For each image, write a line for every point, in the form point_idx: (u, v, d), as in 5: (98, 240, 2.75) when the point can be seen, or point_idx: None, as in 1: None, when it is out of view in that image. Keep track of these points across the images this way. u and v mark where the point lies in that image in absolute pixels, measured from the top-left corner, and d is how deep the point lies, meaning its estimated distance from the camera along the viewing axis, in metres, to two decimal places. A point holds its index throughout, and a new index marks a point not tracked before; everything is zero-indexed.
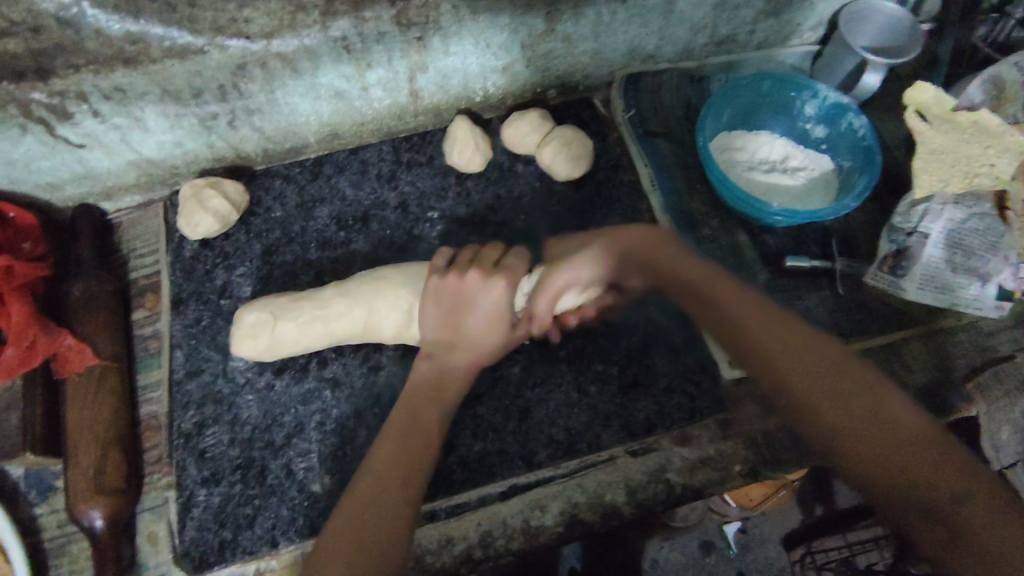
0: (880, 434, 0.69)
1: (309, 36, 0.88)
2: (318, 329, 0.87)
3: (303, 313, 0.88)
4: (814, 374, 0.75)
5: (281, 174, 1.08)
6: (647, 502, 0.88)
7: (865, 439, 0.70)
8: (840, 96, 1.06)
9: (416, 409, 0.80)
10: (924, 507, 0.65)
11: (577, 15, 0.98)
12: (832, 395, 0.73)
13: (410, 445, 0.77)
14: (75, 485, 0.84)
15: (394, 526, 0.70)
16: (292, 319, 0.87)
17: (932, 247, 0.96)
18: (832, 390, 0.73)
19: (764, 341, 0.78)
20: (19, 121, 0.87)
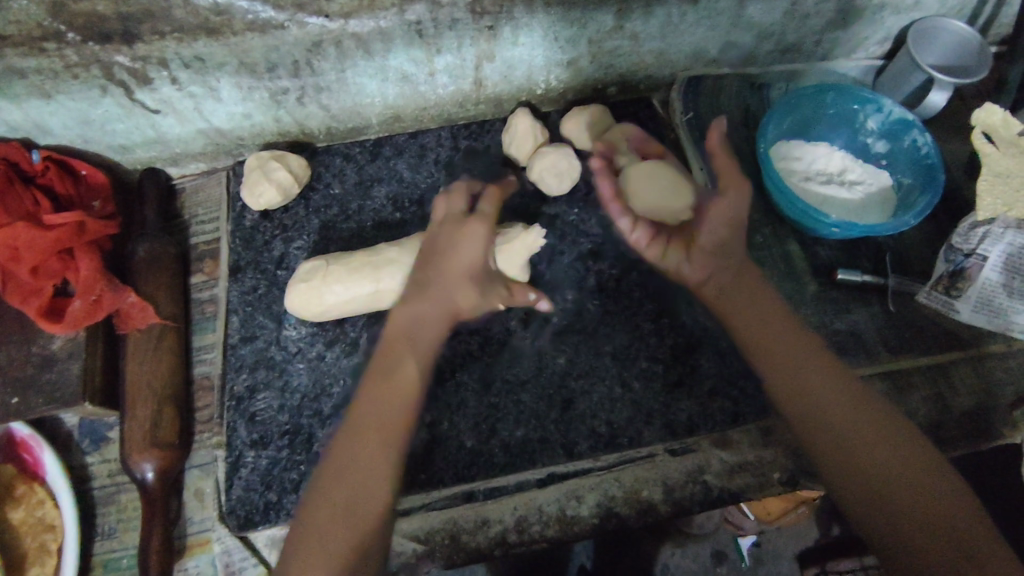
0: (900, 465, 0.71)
1: (385, 18, 0.90)
2: (367, 275, 0.90)
3: (358, 276, 0.90)
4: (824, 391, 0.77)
5: (342, 152, 1.10)
6: (684, 501, 0.90)
7: (888, 463, 0.71)
8: (906, 112, 1.05)
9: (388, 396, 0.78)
10: (921, 528, 0.66)
11: (647, 14, 0.99)
12: (858, 424, 0.74)
13: (382, 429, 0.76)
14: (131, 436, 0.88)
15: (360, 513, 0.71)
16: (349, 287, 0.90)
17: (989, 270, 0.96)
18: (859, 412, 0.75)
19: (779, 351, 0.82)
20: (100, 83, 0.90)
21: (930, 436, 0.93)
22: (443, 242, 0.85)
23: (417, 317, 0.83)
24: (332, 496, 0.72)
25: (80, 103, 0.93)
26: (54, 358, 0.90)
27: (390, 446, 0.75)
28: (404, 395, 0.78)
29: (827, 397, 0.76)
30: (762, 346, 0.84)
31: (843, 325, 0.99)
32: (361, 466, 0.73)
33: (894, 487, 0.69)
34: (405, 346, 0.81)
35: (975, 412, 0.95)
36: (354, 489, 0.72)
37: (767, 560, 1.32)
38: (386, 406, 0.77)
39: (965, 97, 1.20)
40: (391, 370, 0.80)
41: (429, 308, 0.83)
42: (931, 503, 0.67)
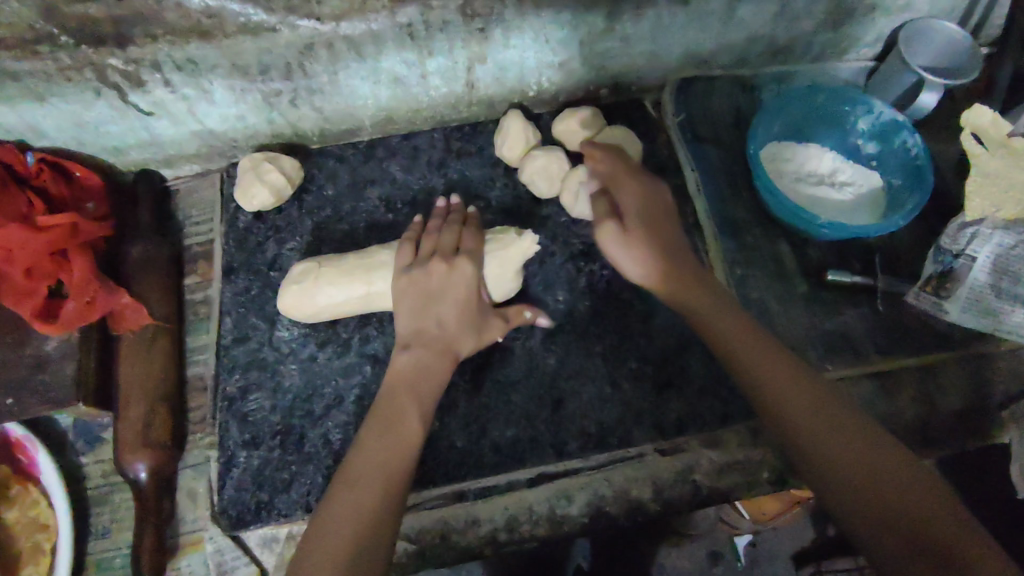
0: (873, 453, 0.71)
1: (376, 21, 0.90)
2: (358, 277, 0.91)
3: (349, 277, 0.91)
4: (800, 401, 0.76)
5: (335, 154, 1.11)
6: (673, 500, 0.91)
7: (853, 454, 0.71)
8: (895, 113, 1.06)
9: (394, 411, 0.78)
10: (907, 533, 0.65)
11: (638, 16, 0.99)
12: (820, 423, 0.74)
13: (390, 445, 0.75)
14: (124, 436, 0.88)
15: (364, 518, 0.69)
16: (340, 288, 0.90)
17: (978, 270, 0.96)
18: (821, 406, 0.75)
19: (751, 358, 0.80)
20: (94, 85, 0.91)
21: (918, 436, 0.94)
22: (436, 281, 0.86)
23: (418, 364, 0.82)
24: (326, 538, 0.68)
25: (74, 105, 0.94)
26: (48, 359, 0.91)
27: (394, 491, 0.72)
28: (407, 444, 0.76)
29: (789, 395, 0.77)
30: (722, 347, 0.83)
31: (833, 325, 1.00)
32: (365, 477, 0.72)
33: (870, 497, 0.68)
34: (406, 396, 0.80)
35: (964, 411, 0.95)
36: (357, 500, 0.70)
37: (762, 560, 1.34)
38: (388, 451, 0.75)
39: (956, 98, 1.20)
40: (394, 421, 0.78)
41: (429, 354, 0.83)
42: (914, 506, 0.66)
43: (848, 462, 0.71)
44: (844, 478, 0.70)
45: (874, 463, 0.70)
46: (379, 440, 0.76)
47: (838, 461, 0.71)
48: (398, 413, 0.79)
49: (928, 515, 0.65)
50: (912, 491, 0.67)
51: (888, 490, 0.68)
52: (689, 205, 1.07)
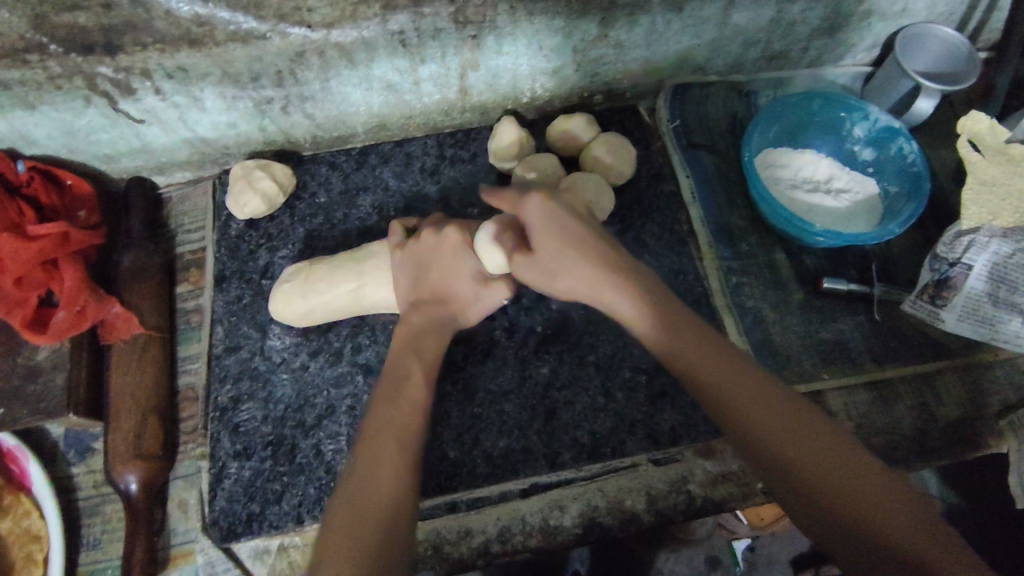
0: (859, 475, 0.64)
1: (367, 28, 0.90)
2: (349, 275, 0.91)
3: (340, 276, 0.91)
4: (768, 414, 0.69)
5: (328, 161, 1.10)
6: (667, 510, 0.90)
7: (839, 475, 0.64)
8: (892, 119, 1.05)
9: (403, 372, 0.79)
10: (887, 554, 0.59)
11: (631, 22, 0.99)
12: (794, 434, 0.67)
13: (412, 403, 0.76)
14: (115, 447, 0.88)
15: (387, 485, 0.67)
16: (332, 286, 0.90)
17: (974, 279, 0.97)
18: (797, 424, 0.68)
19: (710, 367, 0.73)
20: (84, 93, 0.91)
21: (914, 445, 0.93)
22: (425, 249, 0.87)
23: (417, 324, 0.84)
24: (346, 511, 0.65)
25: (64, 113, 0.93)
26: (38, 369, 0.90)
27: (409, 441, 0.72)
28: (415, 399, 0.77)
29: (760, 414, 0.69)
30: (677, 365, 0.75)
31: (828, 333, 0.99)
32: (382, 448, 0.70)
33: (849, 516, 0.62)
34: (412, 354, 0.82)
35: (961, 420, 0.94)
36: (378, 468, 0.69)
37: (761, 565, 1.34)
38: (400, 415, 0.74)
39: (953, 103, 1.19)
40: (399, 381, 0.79)
41: (430, 313, 0.85)
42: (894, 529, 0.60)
43: (834, 486, 0.64)
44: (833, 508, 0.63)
45: (862, 489, 0.63)
46: (384, 402, 0.76)
47: (824, 487, 0.64)
48: (402, 372, 0.80)
49: (923, 546, 0.58)
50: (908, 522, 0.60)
51: (880, 518, 0.61)
52: (684, 212, 1.07)
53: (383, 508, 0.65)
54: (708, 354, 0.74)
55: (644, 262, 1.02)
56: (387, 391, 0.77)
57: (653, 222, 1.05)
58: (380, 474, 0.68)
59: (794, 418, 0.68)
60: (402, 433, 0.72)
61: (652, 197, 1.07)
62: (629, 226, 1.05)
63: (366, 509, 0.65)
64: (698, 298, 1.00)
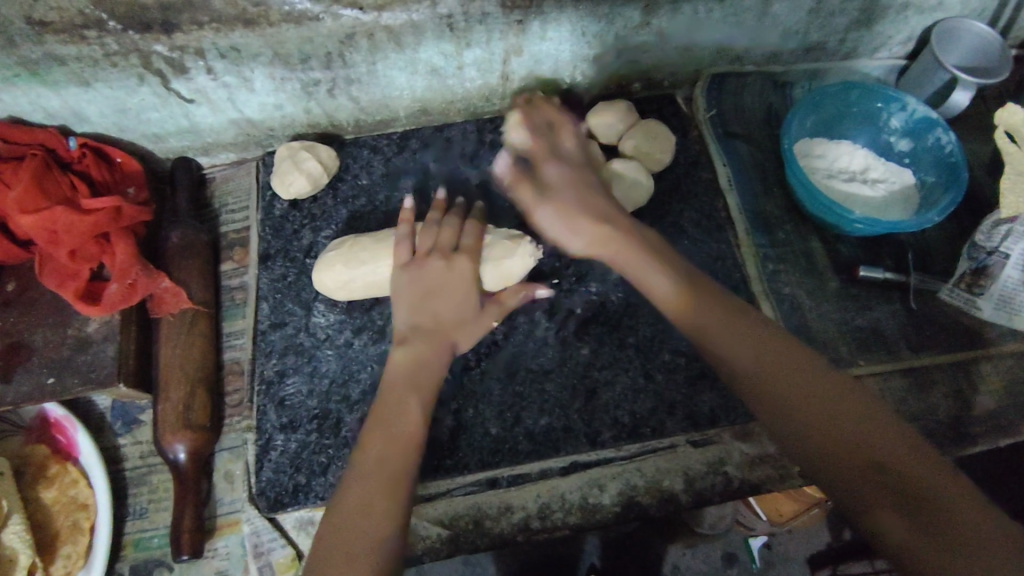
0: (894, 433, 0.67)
1: (417, 11, 0.91)
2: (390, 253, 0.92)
3: (382, 257, 0.92)
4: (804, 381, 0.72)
5: (369, 144, 1.12)
6: (705, 492, 0.91)
7: (867, 431, 0.67)
8: (929, 111, 1.06)
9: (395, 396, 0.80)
10: (914, 517, 0.62)
11: (674, 10, 1.00)
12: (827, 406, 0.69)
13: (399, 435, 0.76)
14: (165, 418, 0.89)
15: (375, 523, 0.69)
16: (374, 264, 0.91)
17: (1011, 267, 0.99)
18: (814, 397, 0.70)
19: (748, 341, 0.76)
20: (138, 71, 0.92)
21: (951, 432, 0.93)
22: (434, 276, 0.86)
23: (418, 355, 0.83)
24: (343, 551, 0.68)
25: (118, 91, 0.95)
26: (89, 340, 0.92)
27: (403, 484, 0.73)
28: (413, 436, 0.77)
29: (776, 379, 0.73)
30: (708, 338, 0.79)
31: (865, 321, 1.00)
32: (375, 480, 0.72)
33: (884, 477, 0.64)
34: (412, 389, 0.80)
35: (997, 410, 0.95)
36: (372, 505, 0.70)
37: (777, 562, 1.35)
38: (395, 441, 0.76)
39: (987, 97, 1.20)
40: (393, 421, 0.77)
41: (422, 344, 0.83)
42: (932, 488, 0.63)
43: (872, 450, 0.66)
44: (873, 468, 0.65)
45: (896, 457, 0.65)
46: (388, 426, 0.77)
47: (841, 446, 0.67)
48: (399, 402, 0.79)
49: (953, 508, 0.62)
50: (940, 480, 0.63)
51: (891, 464, 0.65)
52: (721, 200, 1.08)
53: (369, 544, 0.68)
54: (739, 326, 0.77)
55: (683, 248, 1.04)
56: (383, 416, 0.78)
57: (691, 209, 1.07)
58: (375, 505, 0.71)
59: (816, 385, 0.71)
60: (393, 466, 0.74)
61: (689, 184, 1.09)
62: (667, 213, 1.06)
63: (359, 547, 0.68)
64: (736, 284, 1.01)
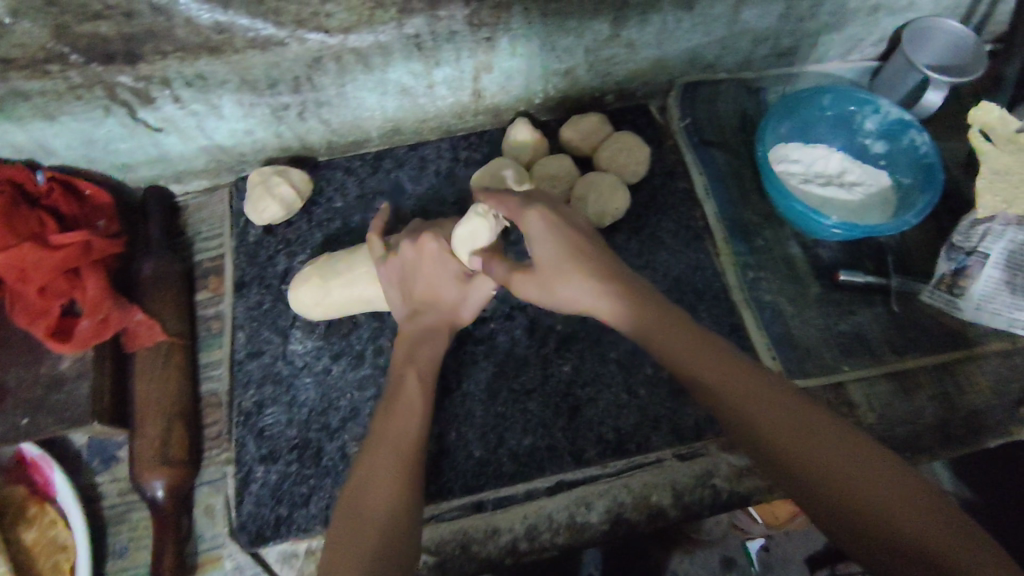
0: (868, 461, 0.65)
1: (384, 32, 0.91)
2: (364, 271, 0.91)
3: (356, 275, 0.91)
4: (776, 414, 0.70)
5: (343, 166, 1.11)
6: (693, 505, 0.90)
7: (847, 470, 0.65)
8: (903, 112, 1.06)
9: (404, 375, 0.82)
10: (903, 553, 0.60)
11: (643, 22, 1.00)
12: (801, 437, 0.68)
13: (405, 415, 0.77)
14: (141, 454, 0.88)
15: (384, 497, 0.69)
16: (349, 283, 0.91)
17: (990, 268, 0.96)
18: (815, 440, 0.67)
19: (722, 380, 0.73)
20: (103, 103, 0.91)
21: (938, 434, 0.93)
22: (407, 261, 0.86)
23: (416, 335, 0.86)
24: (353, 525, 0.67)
25: (83, 123, 0.94)
26: (62, 378, 0.91)
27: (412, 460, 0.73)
28: (416, 411, 0.78)
29: (773, 417, 0.70)
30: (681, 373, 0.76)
31: (847, 326, 1.00)
32: (382, 458, 0.73)
33: (865, 510, 0.63)
34: (411, 366, 0.82)
35: (983, 410, 0.95)
36: (381, 481, 0.70)
37: (776, 565, 1.33)
38: (401, 417, 0.77)
39: (960, 96, 1.21)
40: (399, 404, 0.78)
41: (427, 324, 0.86)
42: (914, 517, 0.61)
43: (848, 482, 0.64)
44: (856, 504, 0.63)
45: (876, 485, 0.63)
46: (396, 407, 0.78)
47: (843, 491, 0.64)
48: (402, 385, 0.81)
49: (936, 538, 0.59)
50: (906, 497, 0.62)
51: (853, 485, 0.64)
52: (698, 209, 1.07)
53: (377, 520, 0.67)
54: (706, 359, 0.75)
55: (662, 260, 1.03)
56: (391, 398, 0.79)
57: (669, 219, 1.06)
58: (379, 484, 0.70)
59: (817, 427, 0.68)
60: (399, 443, 0.74)
61: (666, 194, 1.08)
62: (645, 224, 1.06)
63: (371, 521, 0.67)
64: (717, 293, 1.01)
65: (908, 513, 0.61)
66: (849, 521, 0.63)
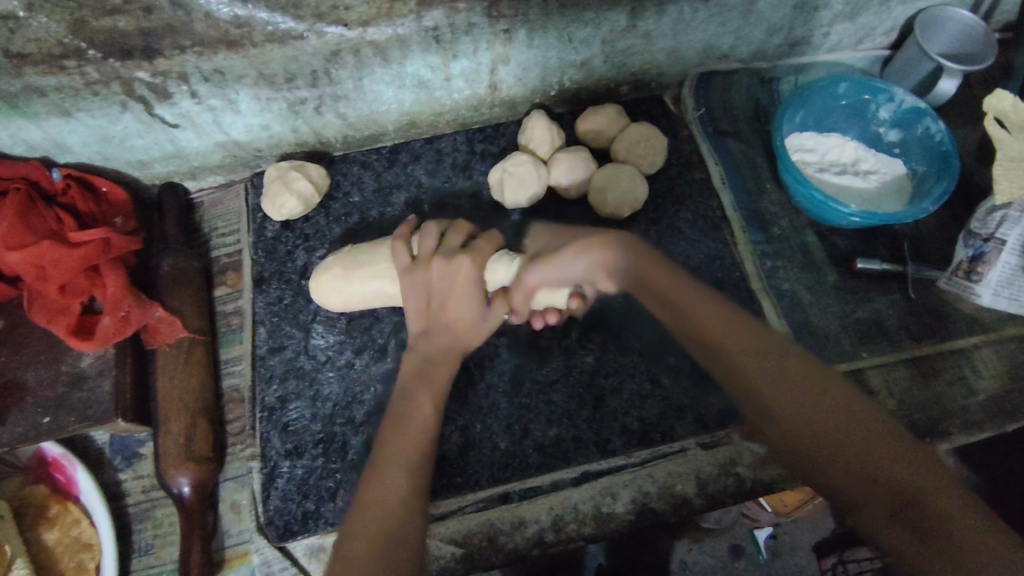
0: (865, 430, 0.70)
1: (402, 25, 0.90)
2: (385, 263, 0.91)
3: (377, 267, 0.91)
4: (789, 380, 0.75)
5: (359, 160, 1.11)
6: (718, 494, 0.90)
7: (851, 435, 0.69)
8: (917, 100, 1.07)
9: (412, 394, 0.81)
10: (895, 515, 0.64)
11: (660, 12, 1.00)
12: (813, 401, 0.73)
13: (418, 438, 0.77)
14: (167, 451, 0.88)
15: (396, 517, 0.70)
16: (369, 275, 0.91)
17: (1008, 254, 0.96)
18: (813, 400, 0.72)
19: (737, 346, 0.79)
20: (120, 99, 0.90)
21: (958, 419, 0.94)
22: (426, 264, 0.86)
23: (426, 352, 0.84)
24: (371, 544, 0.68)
25: (100, 120, 0.93)
26: (83, 376, 0.90)
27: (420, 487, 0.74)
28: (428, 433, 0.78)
29: (766, 373, 0.76)
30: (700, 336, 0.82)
31: (865, 313, 1.00)
32: (394, 481, 0.73)
33: (862, 474, 0.67)
34: (423, 383, 0.82)
35: (1001, 395, 0.95)
36: (391, 505, 0.71)
37: (784, 552, 1.35)
38: (412, 437, 0.77)
39: (971, 84, 1.21)
40: (405, 409, 0.79)
41: (439, 340, 0.84)
42: (910, 485, 0.65)
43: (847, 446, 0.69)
44: (853, 470, 0.67)
45: (874, 449, 0.68)
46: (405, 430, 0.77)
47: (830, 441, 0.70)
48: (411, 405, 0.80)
49: (929, 504, 0.63)
50: (904, 465, 0.66)
51: (854, 451, 0.68)
52: (715, 199, 1.08)
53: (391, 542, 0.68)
54: (728, 334, 0.80)
55: (680, 250, 1.03)
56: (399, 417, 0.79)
57: (686, 209, 1.07)
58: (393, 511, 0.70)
59: (819, 393, 0.73)
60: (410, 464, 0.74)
61: (683, 184, 1.08)
62: (662, 214, 1.06)
63: (384, 543, 0.68)
64: (735, 283, 1.01)
65: (895, 465, 0.66)
66: (837, 479, 0.68)
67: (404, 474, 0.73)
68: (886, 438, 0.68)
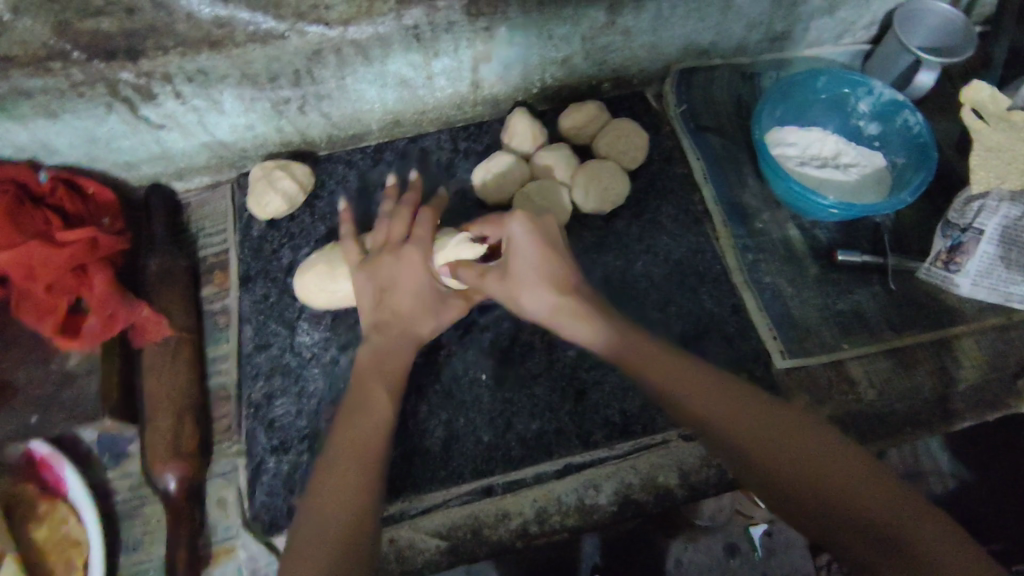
0: (814, 447, 0.68)
1: (383, 24, 0.91)
2: None
3: None
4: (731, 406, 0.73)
5: (344, 160, 1.12)
6: (700, 485, 0.92)
7: (801, 457, 0.67)
8: (896, 93, 1.08)
9: (365, 388, 0.81)
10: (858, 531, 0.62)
11: (638, 9, 1.01)
12: (755, 426, 0.71)
13: (368, 434, 0.77)
14: (154, 448, 0.89)
15: (341, 503, 0.71)
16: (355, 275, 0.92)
17: (987, 243, 0.98)
18: (764, 444, 0.69)
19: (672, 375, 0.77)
20: (105, 100, 0.91)
21: (938, 409, 0.95)
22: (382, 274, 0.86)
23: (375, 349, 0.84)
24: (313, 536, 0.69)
25: (85, 121, 0.94)
26: (71, 375, 0.91)
27: (373, 474, 0.74)
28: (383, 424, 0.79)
29: (705, 404, 0.74)
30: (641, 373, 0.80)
31: (846, 305, 1.01)
32: (341, 471, 0.73)
33: (820, 496, 0.65)
34: (381, 373, 0.83)
35: (982, 383, 0.96)
36: (332, 495, 0.72)
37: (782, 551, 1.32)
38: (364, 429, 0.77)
39: (952, 77, 1.22)
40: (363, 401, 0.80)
41: (384, 339, 0.84)
42: (867, 501, 0.63)
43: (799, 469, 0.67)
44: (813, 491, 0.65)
45: (828, 467, 0.66)
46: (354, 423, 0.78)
47: (806, 497, 0.65)
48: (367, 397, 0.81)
49: (891, 519, 0.62)
50: (859, 485, 0.64)
51: (806, 471, 0.66)
52: (697, 193, 1.09)
53: (339, 528, 0.69)
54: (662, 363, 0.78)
55: (662, 244, 1.04)
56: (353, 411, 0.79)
57: (668, 204, 1.07)
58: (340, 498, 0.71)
59: (764, 419, 0.71)
60: (360, 455, 0.75)
61: (665, 179, 1.09)
62: (645, 209, 1.07)
63: (332, 531, 0.69)
64: (717, 276, 1.02)
65: (853, 483, 0.65)
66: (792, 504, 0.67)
67: (343, 470, 0.73)
68: (834, 452, 0.67)
